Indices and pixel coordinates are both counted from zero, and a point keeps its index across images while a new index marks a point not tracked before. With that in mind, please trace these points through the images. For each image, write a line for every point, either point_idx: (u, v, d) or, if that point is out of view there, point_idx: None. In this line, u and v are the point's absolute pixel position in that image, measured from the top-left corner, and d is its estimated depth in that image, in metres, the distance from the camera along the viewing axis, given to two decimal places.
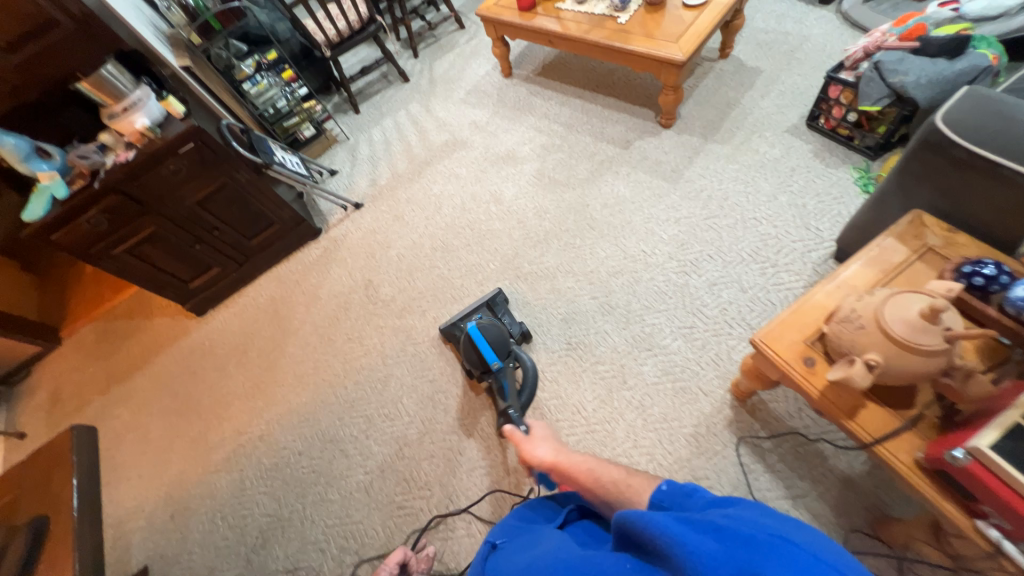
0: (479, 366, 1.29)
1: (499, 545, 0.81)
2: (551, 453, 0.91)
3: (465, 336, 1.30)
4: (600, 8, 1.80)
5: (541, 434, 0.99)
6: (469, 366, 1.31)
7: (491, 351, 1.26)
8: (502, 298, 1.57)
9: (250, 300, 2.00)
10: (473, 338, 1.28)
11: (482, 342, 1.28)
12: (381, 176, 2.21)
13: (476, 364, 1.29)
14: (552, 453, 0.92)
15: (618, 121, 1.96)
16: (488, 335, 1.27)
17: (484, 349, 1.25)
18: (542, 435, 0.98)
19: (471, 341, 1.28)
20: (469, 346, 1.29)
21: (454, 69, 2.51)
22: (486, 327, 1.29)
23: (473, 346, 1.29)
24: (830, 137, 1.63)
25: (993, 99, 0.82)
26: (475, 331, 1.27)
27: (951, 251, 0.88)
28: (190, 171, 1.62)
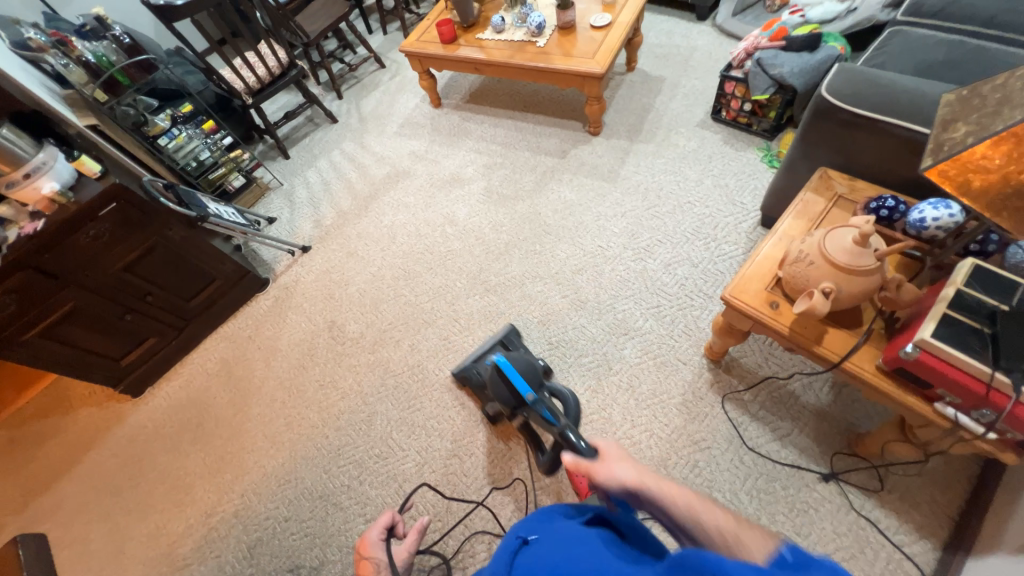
0: (512, 400, 1.12)
1: (530, 539, 0.69)
2: (634, 475, 0.66)
3: (492, 372, 1.15)
4: (518, 34, 1.94)
5: (614, 449, 0.72)
6: (502, 404, 1.14)
7: (524, 381, 1.09)
8: (515, 332, 1.56)
9: (197, 367, 1.82)
10: (502, 371, 1.12)
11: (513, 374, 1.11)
12: (325, 216, 2.15)
13: (510, 400, 1.11)
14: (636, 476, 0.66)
15: (551, 134, 2.11)
16: (519, 367, 1.12)
17: (515, 378, 1.09)
18: (616, 455, 0.71)
19: (500, 373, 1.12)
20: (499, 381, 1.14)
21: (382, 105, 2.55)
22: (513, 358, 1.15)
23: (502, 380, 1.13)
24: (733, 126, 1.87)
25: (859, 71, 1.03)
26: (501, 362, 1.13)
27: (856, 196, 1.07)
28: (114, 234, 1.47)
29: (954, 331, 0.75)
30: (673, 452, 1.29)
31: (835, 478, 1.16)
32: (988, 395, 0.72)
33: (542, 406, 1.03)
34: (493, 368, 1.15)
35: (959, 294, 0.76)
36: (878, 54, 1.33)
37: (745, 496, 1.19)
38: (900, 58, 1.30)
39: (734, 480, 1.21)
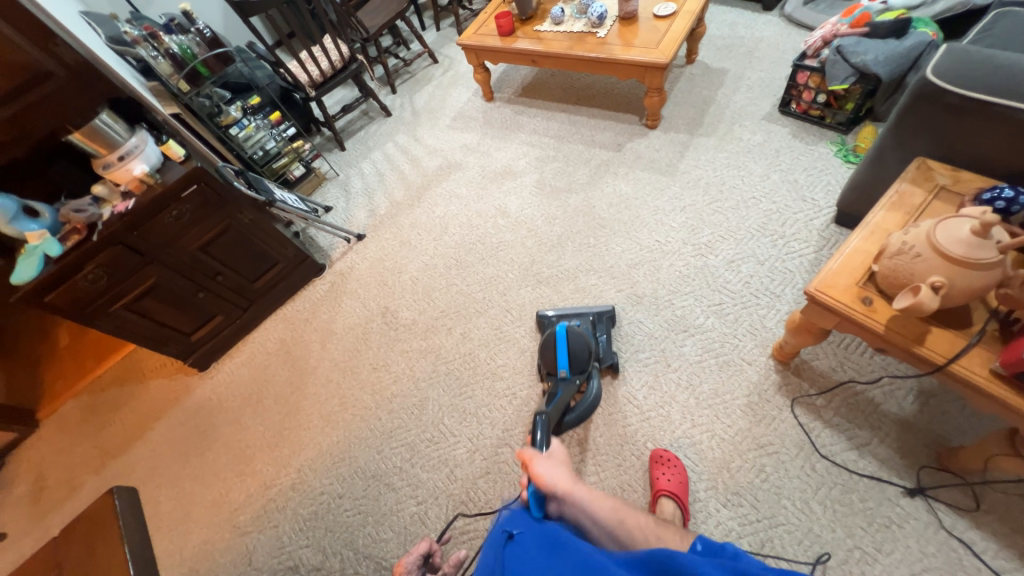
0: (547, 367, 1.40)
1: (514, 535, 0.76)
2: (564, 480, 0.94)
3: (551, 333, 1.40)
4: (578, 25, 1.92)
5: (558, 458, 1.02)
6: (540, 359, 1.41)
7: (564, 360, 1.33)
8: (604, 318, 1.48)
9: (258, 346, 1.90)
10: (556, 339, 1.36)
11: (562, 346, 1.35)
12: (380, 206, 2.20)
13: (547, 362, 1.37)
14: (568, 481, 0.94)
15: (605, 128, 2.08)
16: (569, 345, 1.34)
17: (559, 355, 1.34)
18: (560, 460, 1.01)
19: (555, 341, 1.36)
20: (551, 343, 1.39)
21: (435, 99, 2.59)
22: (575, 339, 1.35)
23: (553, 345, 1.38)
24: (803, 119, 1.78)
25: (972, 51, 0.94)
26: (562, 337, 1.35)
27: (960, 187, 0.98)
28: (193, 216, 1.56)
29: None
30: (737, 456, 1.23)
31: (923, 494, 1.07)
32: None
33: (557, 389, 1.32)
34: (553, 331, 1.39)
35: None
36: (983, 38, 1.23)
37: (818, 506, 1.12)
38: (1010, 41, 1.19)
39: (805, 489, 1.15)
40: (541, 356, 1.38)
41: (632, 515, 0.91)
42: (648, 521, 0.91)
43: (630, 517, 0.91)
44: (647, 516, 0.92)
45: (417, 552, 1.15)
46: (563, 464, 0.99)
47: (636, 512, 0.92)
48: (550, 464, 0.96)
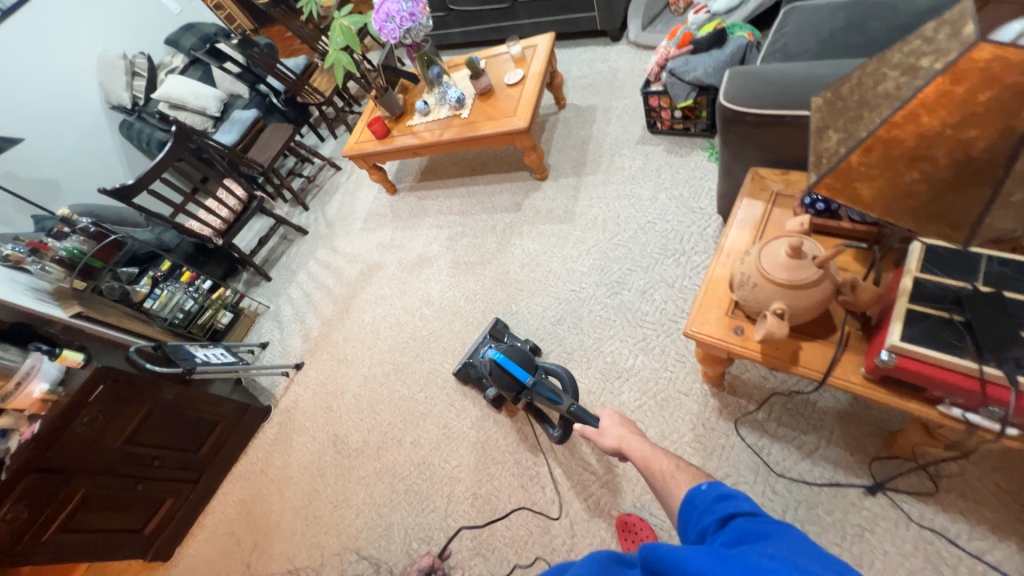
0: (514, 391, 1.29)
1: None
2: (614, 436, 1.06)
3: (490, 366, 1.30)
4: (443, 111, 2.01)
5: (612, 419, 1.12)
6: (503, 391, 1.29)
7: (522, 369, 1.27)
8: (503, 325, 1.66)
9: (218, 515, 1.81)
10: (502, 363, 1.28)
11: (512, 364, 1.28)
12: (312, 328, 2.19)
13: (512, 386, 1.28)
14: (620, 434, 1.05)
15: (502, 190, 2.13)
16: (515, 356, 1.29)
17: (516, 369, 1.26)
18: (608, 421, 1.11)
19: (501, 366, 1.28)
20: (499, 371, 1.29)
21: (345, 205, 2.65)
22: (508, 349, 1.31)
23: (502, 370, 1.29)
24: (672, 133, 1.86)
25: (751, 71, 1.02)
26: (500, 355, 1.28)
27: (792, 189, 1.02)
28: (108, 413, 1.52)
29: (924, 328, 0.67)
30: None
31: (882, 489, 1.03)
32: (987, 391, 0.63)
33: (546, 388, 1.23)
34: (490, 362, 1.30)
35: (918, 283, 0.69)
36: (780, 37, 1.31)
37: None
38: (802, 34, 1.27)
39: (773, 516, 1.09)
40: (502, 386, 1.27)
41: (658, 459, 0.92)
42: (668, 462, 0.89)
43: (663, 459, 0.91)
44: (673, 458, 0.90)
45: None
46: (617, 424, 1.06)
47: (661, 454, 0.92)
48: (613, 419, 1.09)
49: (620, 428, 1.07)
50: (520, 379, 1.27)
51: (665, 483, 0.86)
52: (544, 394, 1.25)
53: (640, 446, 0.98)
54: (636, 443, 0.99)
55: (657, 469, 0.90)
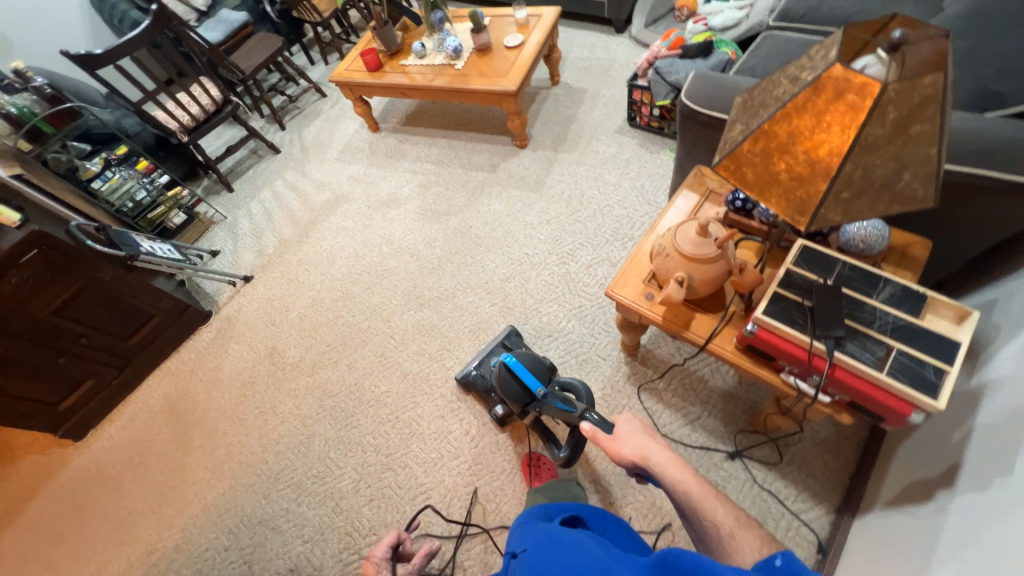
0: (523, 400, 1.25)
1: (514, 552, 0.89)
2: (641, 457, 0.90)
3: (502, 372, 1.28)
4: (439, 58, 2.03)
5: (632, 429, 0.95)
6: (513, 402, 1.26)
7: (533, 377, 1.23)
8: (516, 335, 1.54)
9: (139, 405, 1.82)
10: (514, 370, 1.25)
11: (523, 371, 1.25)
12: (268, 245, 2.18)
13: (522, 396, 1.25)
14: (650, 454, 0.90)
15: (482, 150, 2.18)
16: (526, 364, 1.26)
17: (525, 375, 1.22)
18: (632, 436, 0.93)
19: (511, 371, 1.25)
20: (509, 379, 1.27)
21: (323, 133, 2.61)
22: (520, 356, 1.29)
23: (513, 378, 1.26)
24: (648, 130, 1.98)
25: (712, 77, 1.14)
26: (511, 361, 1.26)
27: (724, 189, 1.15)
28: (38, 280, 1.48)
29: (782, 307, 0.82)
30: None
31: (740, 455, 1.22)
32: (812, 361, 0.79)
33: (555, 398, 1.16)
34: (501, 366, 1.28)
35: (788, 273, 0.85)
36: (752, 58, 1.44)
37: None
38: (770, 60, 1.40)
39: None
40: (512, 395, 1.25)
41: (709, 505, 0.82)
42: (724, 514, 0.80)
43: (719, 509, 0.80)
44: (729, 508, 0.81)
45: (388, 543, 1.16)
46: (642, 439, 0.92)
47: (714, 500, 0.81)
48: (632, 429, 0.94)
49: (642, 439, 0.93)
50: (529, 387, 1.22)
51: (722, 542, 0.78)
52: (554, 405, 1.17)
53: (679, 475, 0.86)
54: (673, 472, 0.86)
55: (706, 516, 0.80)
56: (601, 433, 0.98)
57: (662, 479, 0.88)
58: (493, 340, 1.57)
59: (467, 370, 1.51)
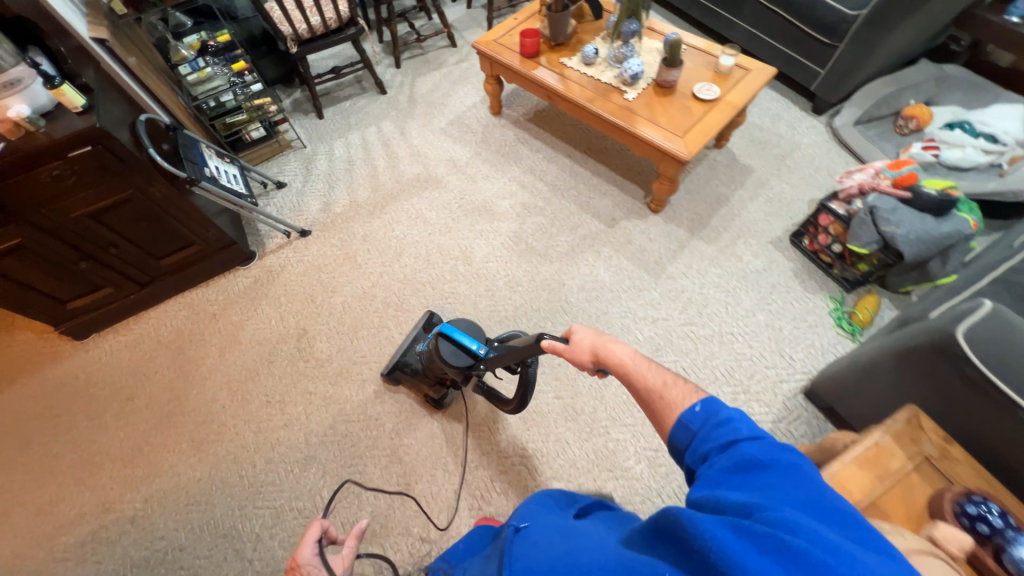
0: (461, 365, 1.11)
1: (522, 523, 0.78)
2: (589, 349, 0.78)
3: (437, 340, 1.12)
4: (607, 76, 1.65)
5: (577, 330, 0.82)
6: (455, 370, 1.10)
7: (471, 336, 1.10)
8: (437, 319, 1.52)
9: (149, 330, 1.64)
10: (449, 335, 1.11)
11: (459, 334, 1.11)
12: (337, 201, 1.92)
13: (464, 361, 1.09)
14: (595, 343, 0.78)
15: (606, 194, 1.84)
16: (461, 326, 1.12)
17: (461, 334, 1.08)
18: (576, 334, 0.81)
19: (447, 338, 1.11)
20: (446, 348, 1.11)
21: (438, 90, 2.27)
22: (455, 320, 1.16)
23: (450, 345, 1.11)
24: (812, 259, 1.61)
25: (1016, 323, 0.78)
26: (445, 327, 1.13)
27: (947, 465, 0.84)
28: (83, 178, 1.27)
29: None
30: None
31: None
32: None
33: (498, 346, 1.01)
34: (437, 337, 1.14)
35: None
36: None
37: None
38: None
39: None
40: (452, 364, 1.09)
41: (644, 377, 0.70)
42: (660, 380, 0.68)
43: (653, 373, 0.70)
44: (660, 370, 0.70)
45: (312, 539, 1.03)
46: (585, 333, 0.79)
47: (648, 371, 0.69)
48: (582, 331, 0.81)
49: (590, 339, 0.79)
50: (468, 347, 1.09)
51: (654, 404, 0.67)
52: (498, 355, 1.02)
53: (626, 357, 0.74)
54: (617, 351, 0.74)
55: (642, 385, 0.70)
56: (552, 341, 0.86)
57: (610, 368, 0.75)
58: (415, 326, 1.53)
59: (393, 361, 1.45)
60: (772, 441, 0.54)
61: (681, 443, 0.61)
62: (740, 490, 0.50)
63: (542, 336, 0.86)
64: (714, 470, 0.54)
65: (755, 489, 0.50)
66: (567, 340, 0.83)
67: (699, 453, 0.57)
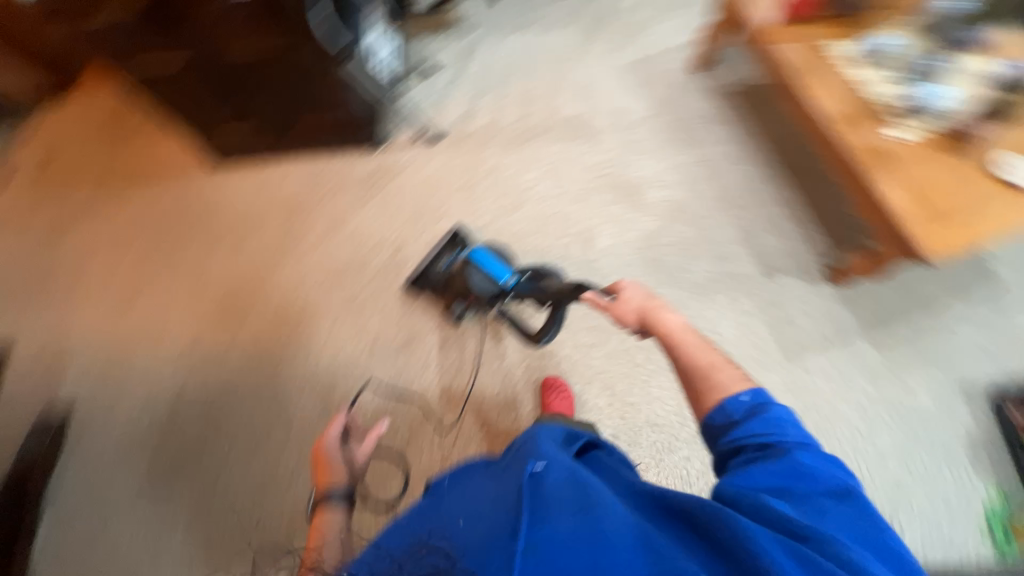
0: (488, 292, 1.30)
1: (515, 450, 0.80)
2: (642, 310, 0.97)
3: (467, 263, 1.34)
4: (881, 92, 1.20)
5: (636, 290, 1.01)
6: (480, 294, 1.31)
7: (499, 268, 1.31)
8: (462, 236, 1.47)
9: (270, 181, 1.69)
10: (478, 261, 1.33)
11: (488, 263, 1.32)
12: (477, 115, 1.71)
13: (489, 289, 1.30)
14: (645, 302, 0.98)
15: (779, 234, 1.47)
16: (490, 255, 1.34)
17: (491, 263, 1.30)
18: (631, 289, 1.02)
19: (477, 264, 1.33)
20: (474, 273, 1.32)
21: (639, 12, 1.82)
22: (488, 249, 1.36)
23: (478, 271, 1.32)
24: (1004, 433, 1.24)
25: None
26: (476, 254, 1.34)
27: None
28: (247, 20, 1.18)
29: None
30: None
31: None
32: None
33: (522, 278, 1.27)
34: (466, 262, 1.34)
35: None
36: None
37: None
38: None
39: None
40: (478, 287, 1.30)
41: (685, 345, 0.87)
42: (698, 347, 0.86)
43: (697, 351, 0.85)
44: (708, 352, 0.85)
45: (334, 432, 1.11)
46: (638, 293, 0.99)
47: (692, 345, 0.86)
48: (634, 292, 1.00)
49: (640, 301, 0.99)
50: (495, 277, 1.30)
51: (698, 375, 0.82)
52: (522, 288, 1.27)
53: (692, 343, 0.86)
54: (668, 319, 0.93)
55: (682, 354, 0.86)
56: (601, 297, 1.04)
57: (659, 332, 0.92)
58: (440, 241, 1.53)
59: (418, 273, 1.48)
60: (806, 454, 0.66)
61: (718, 425, 0.75)
62: (776, 490, 0.62)
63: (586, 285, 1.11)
64: (756, 470, 0.65)
65: (792, 501, 0.62)
66: (614, 297, 1.03)
67: (736, 440, 0.71)
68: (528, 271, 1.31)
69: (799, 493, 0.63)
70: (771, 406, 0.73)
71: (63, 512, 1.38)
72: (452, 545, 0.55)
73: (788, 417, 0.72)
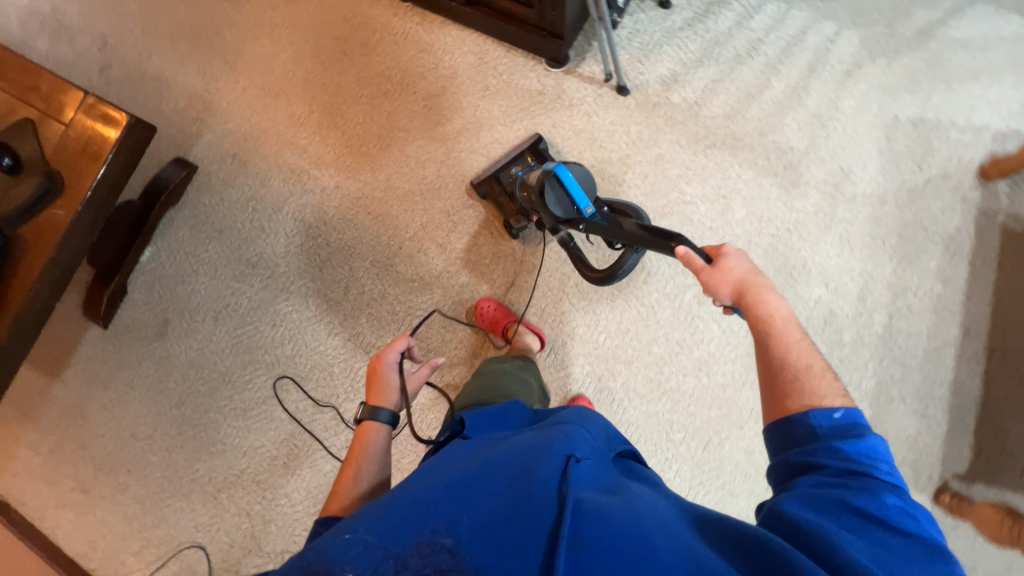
0: (561, 214, 1.12)
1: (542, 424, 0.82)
2: (739, 290, 0.78)
3: (547, 177, 1.11)
4: None
5: (738, 262, 0.80)
6: (551, 215, 1.13)
7: (582, 192, 1.10)
8: (545, 146, 1.42)
9: (440, 47, 1.56)
10: (562, 179, 1.10)
11: (572, 183, 1.11)
12: (682, 86, 1.42)
13: (565, 211, 1.12)
14: (749, 278, 0.78)
15: (919, 415, 1.21)
16: (577, 175, 1.12)
17: (577, 186, 1.09)
18: (733, 257, 0.81)
19: (559, 183, 1.11)
20: (553, 191, 1.11)
21: (962, 55, 1.32)
22: (573, 167, 1.14)
23: (557, 190, 1.11)
24: None
25: None
26: (561, 169, 1.11)
27: None
28: None
29: None
30: None
31: None
32: None
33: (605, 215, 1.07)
34: (546, 175, 1.12)
35: None
36: None
37: None
38: None
39: None
40: (554, 208, 1.11)
41: (784, 343, 0.71)
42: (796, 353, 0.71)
43: (796, 349, 0.71)
44: (809, 354, 0.70)
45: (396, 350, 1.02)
46: (745, 266, 0.79)
47: (790, 343, 0.71)
48: (740, 263, 0.80)
49: (744, 274, 0.79)
50: (576, 201, 1.10)
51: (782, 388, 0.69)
52: (600, 224, 1.08)
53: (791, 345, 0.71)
54: (771, 303, 0.75)
55: (773, 351, 0.72)
56: (696, 256, 0.83)
57: (752, 316, 0.75)
58: (518, 145, 1.45)
59: (487, 172, 1.42)
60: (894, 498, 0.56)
61: (802, 437, 0.64)
62: (852, 534, 0.53)
63: (683, 242, 0.86)
64: (833, 503, 0.56)
65: (870, 543, 0.53)
66: (709, 263, 0.83)
67: (818, 464, 0.60)
68: (606, 205, 1.14)
69: (883, 539, 0.53)
70: (868, 434, 0.62)
71: (163, 248, 1.61)
72: (455, 537, 0.53)
73: (881, 451, 0.61)
